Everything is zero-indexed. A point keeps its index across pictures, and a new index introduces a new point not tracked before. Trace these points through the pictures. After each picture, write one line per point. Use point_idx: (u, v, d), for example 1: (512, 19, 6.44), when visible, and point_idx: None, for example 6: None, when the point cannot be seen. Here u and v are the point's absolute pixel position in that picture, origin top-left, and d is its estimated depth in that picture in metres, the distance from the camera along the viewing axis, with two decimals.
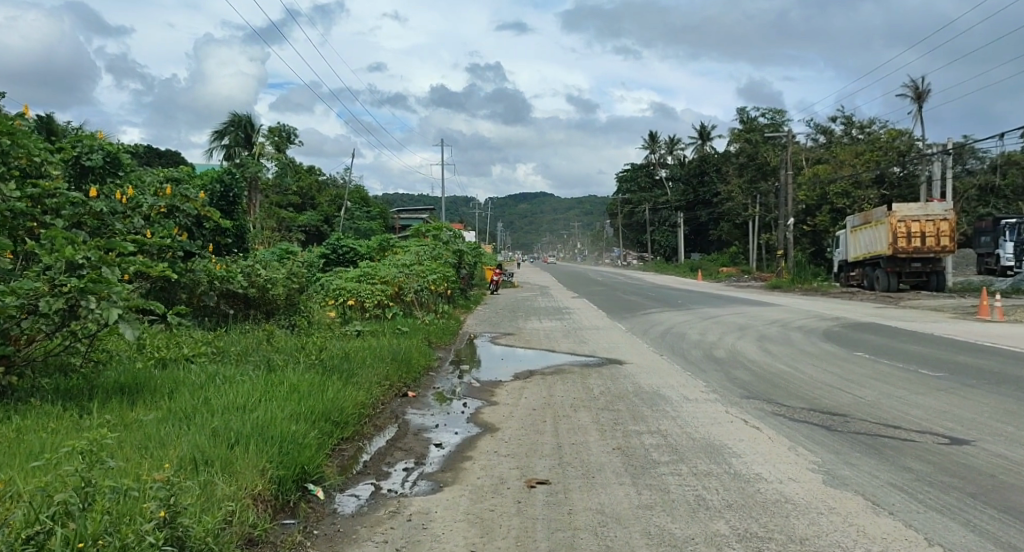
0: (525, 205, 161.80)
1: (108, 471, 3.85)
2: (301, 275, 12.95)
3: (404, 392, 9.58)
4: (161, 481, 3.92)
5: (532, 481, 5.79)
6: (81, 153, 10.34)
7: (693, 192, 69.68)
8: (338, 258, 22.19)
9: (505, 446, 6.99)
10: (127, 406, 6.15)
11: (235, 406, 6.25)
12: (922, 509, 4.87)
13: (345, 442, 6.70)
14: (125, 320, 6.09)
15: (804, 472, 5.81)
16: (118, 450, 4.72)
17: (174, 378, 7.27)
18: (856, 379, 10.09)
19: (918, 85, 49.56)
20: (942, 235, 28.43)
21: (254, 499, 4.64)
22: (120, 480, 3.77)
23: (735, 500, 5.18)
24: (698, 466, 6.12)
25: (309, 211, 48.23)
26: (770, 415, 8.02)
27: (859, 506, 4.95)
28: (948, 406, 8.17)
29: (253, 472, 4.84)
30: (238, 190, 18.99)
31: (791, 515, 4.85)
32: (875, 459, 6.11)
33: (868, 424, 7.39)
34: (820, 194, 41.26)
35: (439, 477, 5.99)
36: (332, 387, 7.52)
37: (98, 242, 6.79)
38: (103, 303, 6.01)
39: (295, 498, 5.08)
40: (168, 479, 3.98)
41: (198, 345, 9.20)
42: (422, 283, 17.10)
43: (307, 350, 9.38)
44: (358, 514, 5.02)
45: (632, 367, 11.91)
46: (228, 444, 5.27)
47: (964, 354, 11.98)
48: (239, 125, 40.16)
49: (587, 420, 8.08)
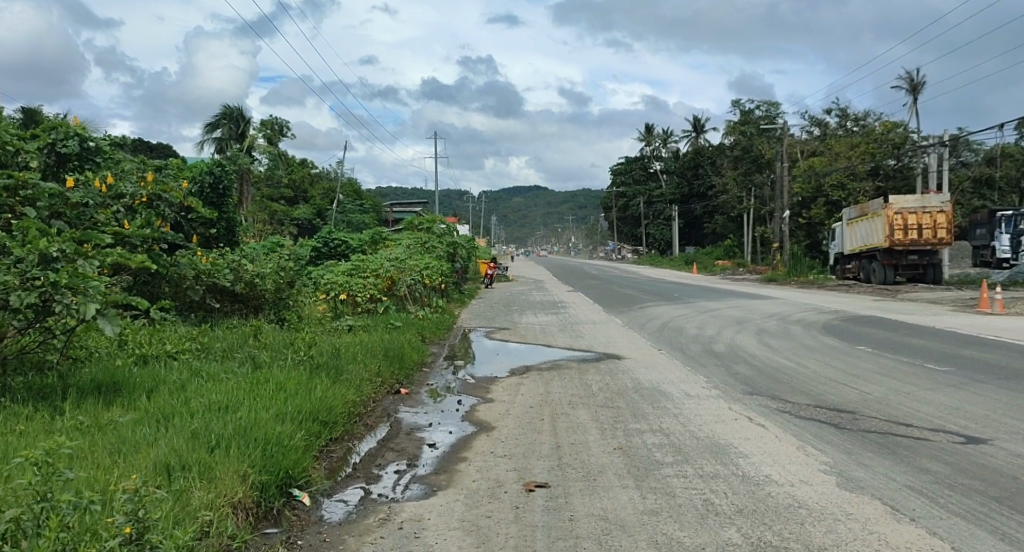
0: (520, 200, 161.72)
1: (67, 483, 3.51)
2: (290, 268, 12.61)
3: (397, 389, 9.26)
4: (127, 493, 3.59)
5: (530, 484, 5.50)
6: (56, 139, 9.82)
7: (687, 184, 69.26)
8: (330, 251, 21.75)
9: (501, 446, 6.70)
10: (102, 406, 5.86)
11: (217, 406, 5.93)
12: (945, 516, 4.60)
13: (334, 443, 6.41)
14: (104, 316, 5.79)
15: (816, 474, 5.53)
16: (84, 457, 4.40)
17: (155, 376, 6.93)
18: (861, 374, 9.86)
19: (913, 77, 49.42)
20: (938, 227, 28.23)
21: (233, 507, 4.33)
22: (82, 494, 3.43)
23: (745, 505, 4.90)
24: (704, 467, 5.84)
25: (302, 205, 47.79)
26: (777, 412, 7.73)
27: (878, 512, 4.68)
28: (959, 402, 7.90)
29: (233, 478, 4.53)
30: (228, 183, 18.60)
31: (806, 521, 4.57)
32: (890, 459, 5.83)
33: (878, 422, 7.12)
34: (815, 187, 41.04)
35: (432, 480, 5.68)
36: (319, 386, 7.19)
37: (73, 233, 6.45)
38: (79, 299, 5.67)
39: (278, 505, 4.78)
40: (137, 490, 3.64)
41: (182, 341, 8.86)
42: (415, 276, 16.73)
43: (295, 347, 9.04)
44: (347, 522, 4.71)
45: (630, 363, 11.59)
46: (208, 448, 4.96)
47: (968, 348, 11.77)
48: (230, 117, 39.74)
49: (585, 418, 7.77)
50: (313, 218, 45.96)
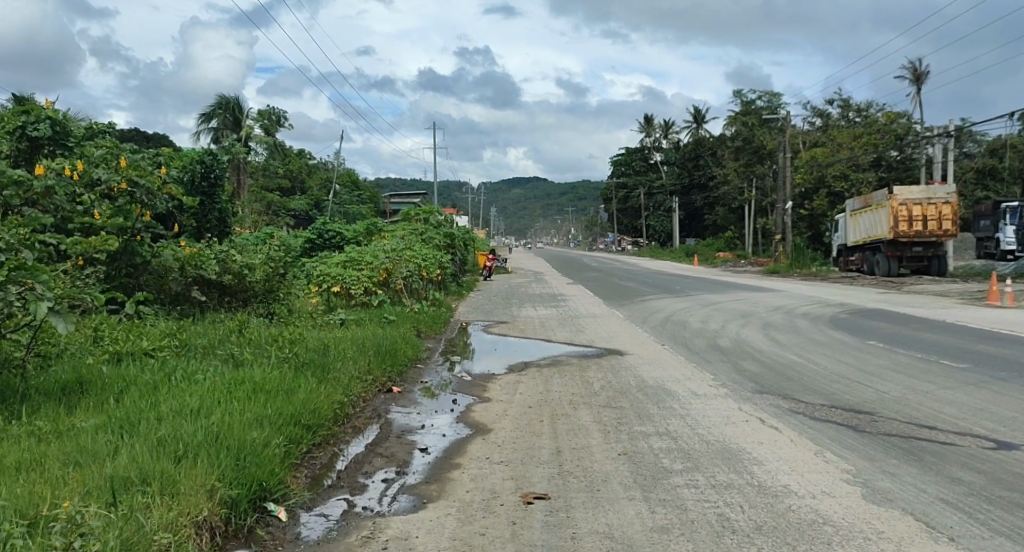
0: (520, 192, 161.04)
1: None
2: (280, 258, 12.05)
3: (388, 387, 8.81)
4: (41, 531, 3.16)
5: (529, 496, 5.06)
6: (27, 123, 10.12)
7: (688, 175, 68.59)
8: (325, 242, 21.24)
9: (497, 450, 6.26)
10: (63, 410, 5.48)
11: (187, 410, 5.49)
12: (987, 534, 4.13)
13: (318, 447, 5.99)
14: (56, 314, 5.40)
15: (838, 484, 5.08)
16: (12, 481, 3.98)
17: (125, 375, 6.51)
18: (875, 372, 9.40)
19: (917, 66, 48.85)
20: (943, 219, 27.69)
21: (197, 528, 3.91)
22: None
23: (764, 521, 4.45)
24: (717, 476, 5.39)
25: (298, 196, 47.18)
26: (790, 414, 7.29)
27: (913, 530, 4.21)
28: (983, 403, 7.46)
29: (199, 494, 4.10)
30: (219, 171, 17.90)
31: (834, 541, 4.11)
32: (917, 467, 5.38)
33: (900, 425, 6.68)
34: (817, 178, 40.55)
35: (423, 490, 5.23)
36: (302, 385, 6.72)
37: (20, 222, 5.97)
38: (25, 296, 5.29)
39: (250, 522, 4.36)
40: None
41: (161, 337, 8.40)
42: (412, 268, 16.17)
43: (280, 344, 8.56)
44: (326, 540, 4.27)
45: (633, 358, 11.18)
46: (174, 457, 4.55)
47: (984, 344, 11.31)
48: (226, 107, 39.06)
49: (587, 419, 7.32)
50: (311, 209, 45.44)
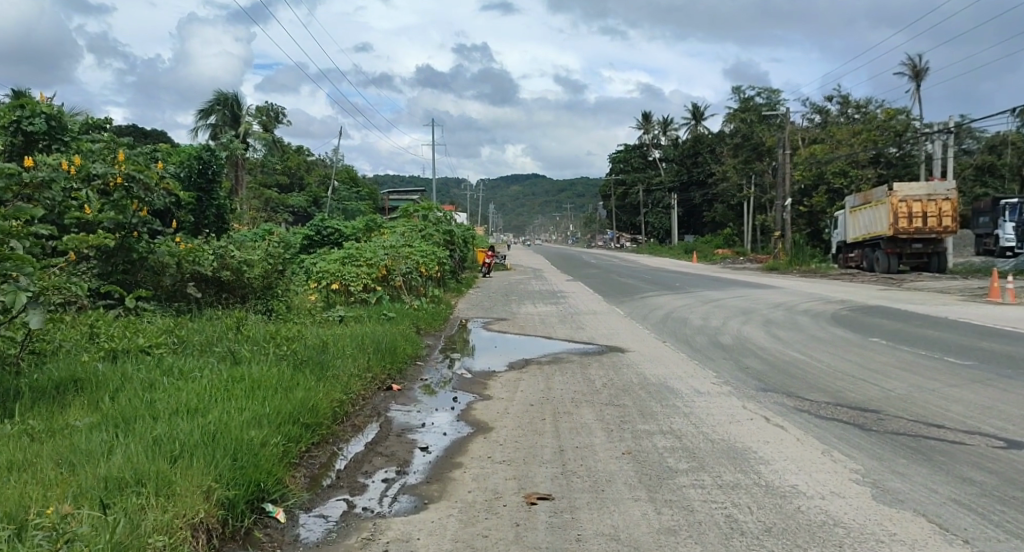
0: (518, 188, 161.15)
1: None
2: (279, 255, 11.93)
3: (388, 385, 8.71)
4: None
5: (532, 496, 4.96)
6: (23, 117, 10.04)
7: (687, 172, 68.45)
8: (323, 239, 21.08)
9: (500, 449, 6.16)
10: (56, 409, 5.37)
11: (184, 409, 5.38)
12: (1003, 536, 4.03)
13: (317, 446, 5.89)
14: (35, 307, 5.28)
15: (847, 484, 4.99)
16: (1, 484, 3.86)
17: (121, 372, 6.40)
18: (879, 369, 9.34)
19: (916, 62, 48.79)
20: (943, 215, 27.60)
21: (193, 530, 3.81)
22: None
23: (774, 523, 4.35)
24: (723, 476, 5.29)
25: (297, 192, 47.08)
26: (795, 412, 7.19)
27: (926, 533, 4.11)
28: (990, 401, 7.38)
29: (196, 495, 4.00)
30: (217, 167, 17.79)
31: (846, 544, 4.02)
32: (927, 467, 5.29)
33: (907, 423, 6.59)
34: (816, 174, 40.50)
35: (424, 490, 5.13)
36: (300, 383, 6.60)
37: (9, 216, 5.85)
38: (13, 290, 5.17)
39: (247, 524, 4.25)
40: None
41: (157, 334, 8.28)
42: (411, 265, 16.09)
43: (278, 341, 8.43)
44: (326, 542, 4.17)
45: (634, 356, 11.09)
46: (170, 458, 4.44)
47: (988, 340, 11.25)
48: (224, 103, 38.88)
49: (590, 418, 7.21)
50: (309, 205, 45.34)
